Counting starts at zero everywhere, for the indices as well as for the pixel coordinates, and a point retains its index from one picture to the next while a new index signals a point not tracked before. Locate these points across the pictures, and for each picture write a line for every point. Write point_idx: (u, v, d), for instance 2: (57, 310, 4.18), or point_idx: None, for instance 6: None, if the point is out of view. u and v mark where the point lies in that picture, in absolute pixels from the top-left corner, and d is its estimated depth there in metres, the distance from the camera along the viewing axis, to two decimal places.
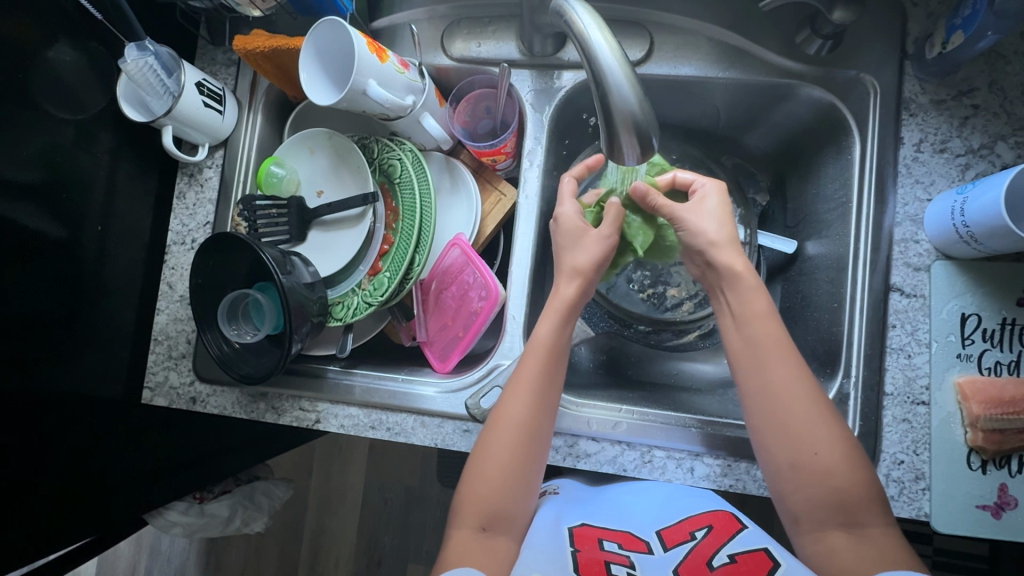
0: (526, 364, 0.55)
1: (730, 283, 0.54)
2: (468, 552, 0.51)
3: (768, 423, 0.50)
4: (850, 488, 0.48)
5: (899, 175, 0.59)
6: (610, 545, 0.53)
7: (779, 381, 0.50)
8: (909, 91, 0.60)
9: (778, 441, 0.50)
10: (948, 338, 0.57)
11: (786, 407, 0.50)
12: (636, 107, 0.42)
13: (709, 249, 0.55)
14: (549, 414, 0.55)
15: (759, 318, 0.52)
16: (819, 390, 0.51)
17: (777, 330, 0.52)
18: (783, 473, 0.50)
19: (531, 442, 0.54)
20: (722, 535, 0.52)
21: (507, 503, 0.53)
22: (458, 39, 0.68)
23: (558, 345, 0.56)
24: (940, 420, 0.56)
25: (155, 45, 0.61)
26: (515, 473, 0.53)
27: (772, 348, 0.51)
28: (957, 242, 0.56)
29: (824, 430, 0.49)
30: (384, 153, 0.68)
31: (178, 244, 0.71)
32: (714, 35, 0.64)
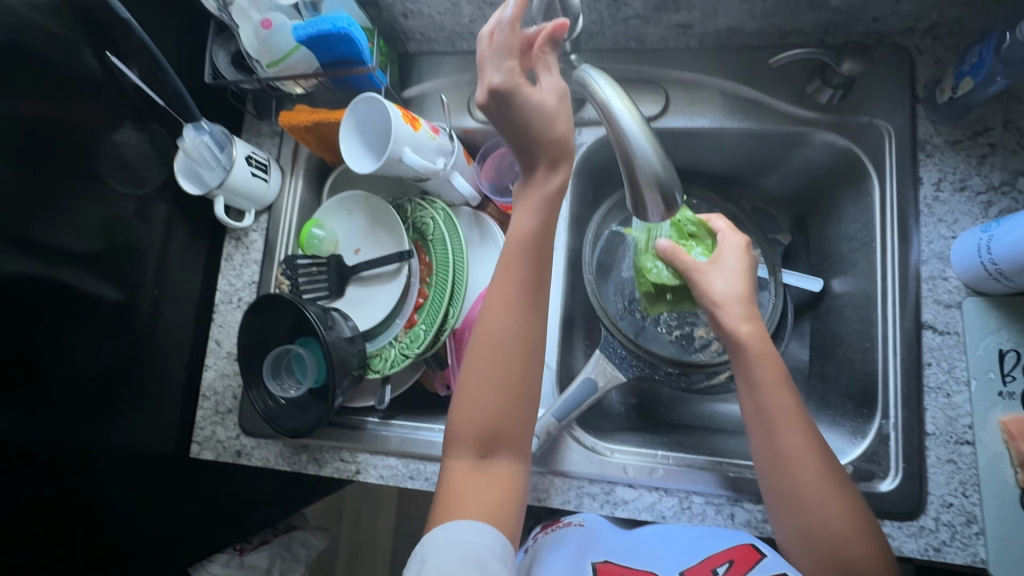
0: (507, 257, 0.54)
1: (737, 350, 0.55)
2: (466, 482, 0.50)
3: (777, 488, 0.50)
4: (861, 563, 0.47)
5: (921, 214, 0.60)
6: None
7: (789, 438, 0.50)
8: (923, 133, 0.62)
9: (787, 508, 0.50)
10: (987, 376, 0.57)
11: (797, 476, 0.49)
12: (659, 167, 0.45)
13: (716, 307, 0.57)
14: (537, 307, 0.54)
15: (771, 384, 0.52)
16: (834, 460, 0.51)
17: (791, 401, 0.52)
18: (795, 541, 0.50)
19: (525, 349, 0.53)
20: (741, 570, 0.50)
21: (505, 404, 0.52)
22: None
23: (542, 241, 0.54)
24: (986, 460, 0.55)
25: (210, 124, 0.67)
26: (507, 400, 0.52)
27: (781, 408, 0.51)
28: (987, 279, 0.56)
29: (835, 503, 0.49)
30: (417, 212, 0.71)
31: (226, 303, 0.76)
32: (726, 88, 0.67)
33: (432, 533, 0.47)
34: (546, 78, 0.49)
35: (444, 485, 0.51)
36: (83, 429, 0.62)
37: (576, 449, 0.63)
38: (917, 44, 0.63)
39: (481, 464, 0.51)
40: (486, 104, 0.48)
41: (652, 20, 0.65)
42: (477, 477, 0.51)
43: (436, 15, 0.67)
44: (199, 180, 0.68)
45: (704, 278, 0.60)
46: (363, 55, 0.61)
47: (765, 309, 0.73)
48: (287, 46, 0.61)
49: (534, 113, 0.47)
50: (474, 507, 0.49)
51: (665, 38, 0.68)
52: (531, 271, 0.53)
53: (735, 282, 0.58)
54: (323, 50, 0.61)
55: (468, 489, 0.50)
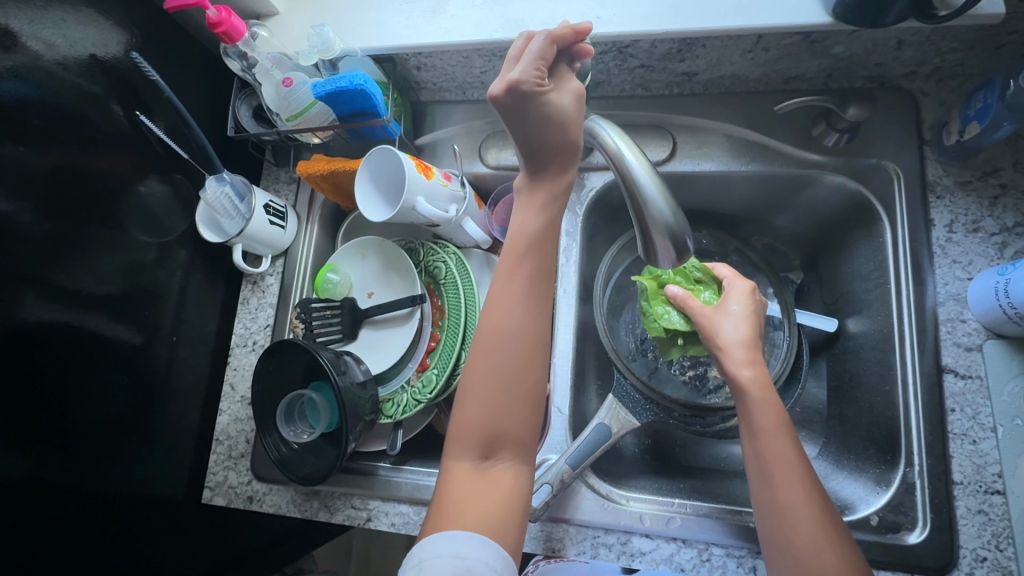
0: (513, 246, 0.53)
1: (740, 396, 0.53)
2: (463, 484, 0.47)
3: (775, 541, 0.47)
4: None
5: (934, 255, 0.60)
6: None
7: (785, 482, 0.48)
8: (932, 174, 0.62)
9: (779, 560, 0.47)
10: (1014, 422, 0.55)
11: (793, 529, 0.46)
12: (670, 216, 0.45)
13: (721, 352, 0.56)
14: (542, 310, 0.52)
15: (777, 429, 0.50)
16: (836, 519, 0.47)
17: (790, 449, 0.49)
18: None
19: (532, 345, 0.51)
20: None
21: (511, 397, 0.49)
22: (494, 148, 0.75)
23: (547, 237, 0.53)
24: (1019, 511, 0.53)
25: (231, 175, 0.69)
26: (509, 396, 0.49)
27: (778, 447, 0.49)
28: (1007, 322, 0.55)
29: (832, 558, 0.44)
30: (429, 256, 0.73)
31: (241, 346, 0.77)
32: (732, 132, 0.68)
33: (430, 538, 0.43)
34: (565, 81, 0.49)
35: (441, 490, 0.48)
36: (96, 477, 0.62)
37: (591, 496, 0.62)
38: (921, 88, 0.64)
39: (482, 466, 0.48)
40: (501, 99, 0.45)
41: (658, 69, 0.67)
42: (477, 481, 0.47)
43: (448, 68, 0.69)
44: (219, 228, 0.70)
45: (711, 322, 0.59)
46: (378, 108, 0.63)
47: (780, 349, 0.72)
48: (306, 100, 0.63)
49: (554, 116, 0.47)
50: (472, 509, 0.45)
51: (670, 85, 0.69)
52: (538, 257, 0.53)
53: (741, 327, 0.57)
54: (341, 104, 0.63)
55: (467, 493, 0.46)
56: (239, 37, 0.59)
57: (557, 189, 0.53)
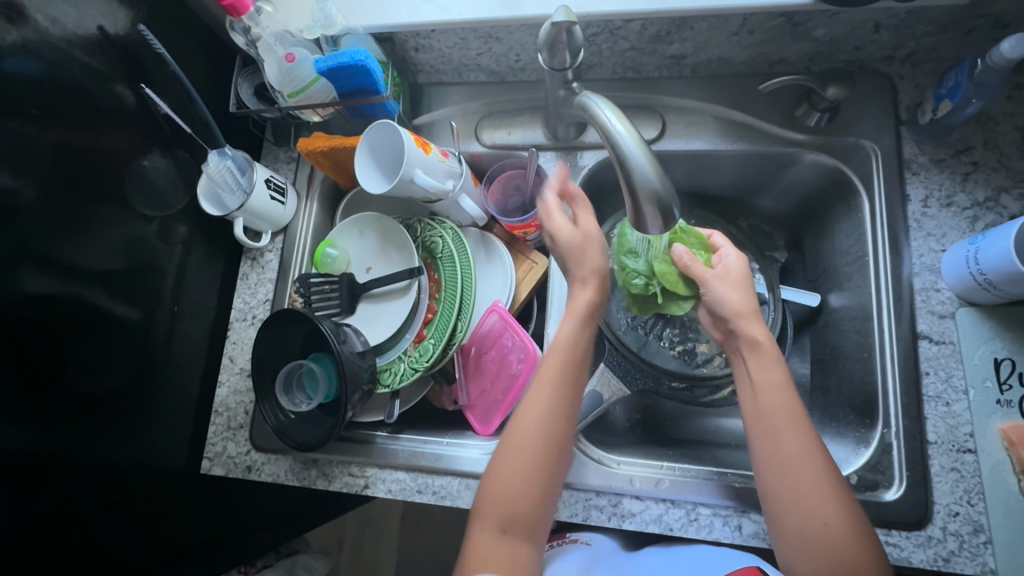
0: (548, 365, 0.59)
1: (753, 351, 0.57)
2: (487, 542, 0.51)
3: (777, 486, 0.51)
4: (855, 552, 0.48)
5: (910, 229, 0.63)
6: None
7: (790, 437, 0.52)
8: (908, 152, 0.65)
9: (785, 509, 0.51)
10: (985, 385, 0.58)
11: (795, 476, 0.51)
12: (657, 183, 0.47)
13: (734, 318, 0.60)
14: (567, 419, 0.57)
15: (778, 386, 0.55)
16: (827, 456, 0.52)
17: (791, 401, 0.54)
18: (791, 539, 0.50)
19: (577, 366, 0.59)
20: None
21: (532, 508, 0.53)
22: (490, 128, 0.77)
23: (578, 356, 0.60)
24: (989, 468, 0.56)
25: (232, 150, 0.70)
26: (559, 416, 0.56)
27: (783, 407, 0.53)
28: (978, 290, 0.58)
29: (826, 492, 0.50)
30: (426, 231, 0.74)
31: (241, 320, 0.78)
32: (720, 113, 0.71)
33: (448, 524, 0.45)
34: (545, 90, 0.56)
35: (466, 553, 0.52)
36: (95, 445, 0.63)
37: (583, 461, 0.64)
38: (898, 71, 0.67)
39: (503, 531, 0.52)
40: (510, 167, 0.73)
41: (647, 51, 0.69)
42: (501, 551, 0.51)
43: (446, 49, 0.71)
44: (220, 202, 0.71)
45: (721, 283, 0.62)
46: (378, 85, 0.65)
47: (765, 324, 0.75)
48: (308, 76, 0.65)
49: None
50: (519, 503, 0.53)
51: (660, 67, 0.72)
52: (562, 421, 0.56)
53: (745, 293, 0.61)
54: (342, 80, 0.65)
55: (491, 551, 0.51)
56: (244, 10, 0.61)
57: (579, 314, 0.62)
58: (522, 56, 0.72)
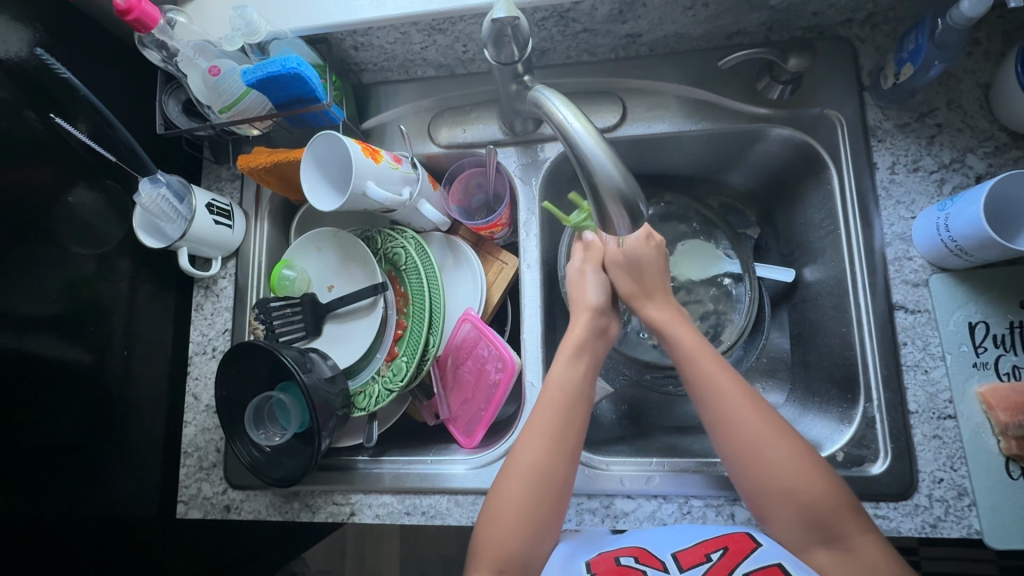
0: (542, 406, 0.57)
1: (659, 329, 0.62)
2: None
3: (726, 440, 0.53)
4: (816, 497, 0.49)
5: (880, 198, 0.62)
6: (627, 560, 0.51)
7: (738, 404, 0.53)
8: (873, 119, 0.64)
9: (745, 465, 0.51)
10: (961, 349, 0.58)
11: (737, 427, 0.52)
12: (622, 181, 0.44)
13: (635, 301, 0.64)
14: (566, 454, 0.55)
15: (701, 351, 0.58)
16: (768, 406, 0.54)
17: (716, 361, 0.57)
18: (756, 492, 0.51)
19: (576, 400, 0.57)
20: (738, 556, 0.50)
21: (526, 548, 0.52)
22: (444, 127, 0.73)
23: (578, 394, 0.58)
24: (970, 432, 0.56)
25: (166, 176, 0.65)
26: (551, 459, 0.54)
27: (720, 378, 0.55)
28: (950, 256, 0.57)
29: (777, 445, 0.51)
30: (388, 242, 0.71)
31: (201, 354, 0.74)
32: (680, 92, 0.68)
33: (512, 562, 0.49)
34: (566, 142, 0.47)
35: None
36: (58, 508, 0.58)
37: None
38: (858, 34, 0.65)
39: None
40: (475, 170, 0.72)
41: (601, 33, 0.66)
42: None
43: (387, 45, 0.66)
44: (159, 232, 0.66)
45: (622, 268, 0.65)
46: (317, 92, 0.60)
47: (742, 304, 0.74)
48: (239, 89, 0.60)
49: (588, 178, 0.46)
50: (513, 544, 0.51)
51: (616, 48, 0.69)
52: (559, 457, 0.54)
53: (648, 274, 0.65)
54: (276, 91, 0.60)
55: None
56: (153, 24, 0.55)
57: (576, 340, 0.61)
58: (469, 47, 0.67)
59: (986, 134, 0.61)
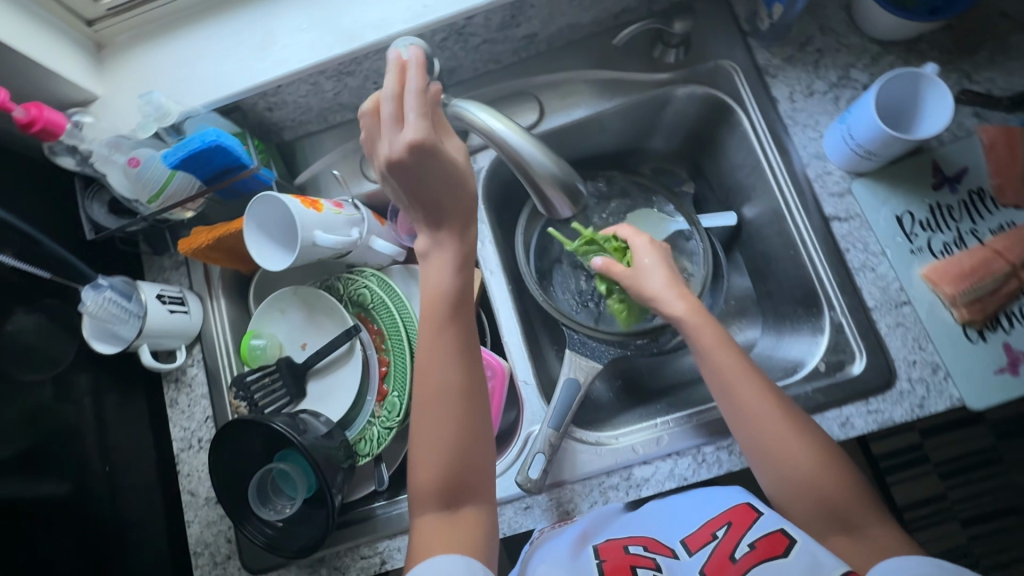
0: (429, 327, 0.54)
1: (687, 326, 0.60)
2: (434, 532, 0.50)
3: (752, 446, 0.54)
4: (838, 492, 0.51)
5: (788, 126, 0.67)
6: (636, 549, 0.53)
7: (758, 409, 0.54)
8: (761, 59, 0.69)
9: (768, 465, 0.53)
10: (897, 241, 0.63)
11: (763, 430, 0.53)
12: (553, 167, 0.49)
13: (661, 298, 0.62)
14: (476, 359, 0.54)
15: (721, 352, 0.57)
16: (790, 405, 0.55)
17: (739, 361, 0.56)
18: (783, 491, 0.53)
19: (462, 312, 0.55)
20: (741, 528, 0.51)
21: (466, 470, 0.52)
22: (375, 162, 0.74)
23: (462, 290, 0.55)
24: (925, 312, 0.61)
25: (107, 278, 0.62)
26: (468, 440, 0.52)
27: (741, 385, 0.55)
28: (861, 160, 0.62)
29: (800, 444, 0.52)
30: (350, 286, 0.71)
31: (186, 449, 0.70)
32: (587, 77, 0.72)
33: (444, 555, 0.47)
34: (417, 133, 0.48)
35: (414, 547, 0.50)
36: None
37: (584, 449, 0.63)
38: None
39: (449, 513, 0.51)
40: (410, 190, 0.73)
41: (500, 40, 0.69)
42: (446, 530, 0.50)
43: (301, 99, 0.68)
44: (114, 336, 0.64)
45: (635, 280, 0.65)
46: (242, 159, 0.61)
47: (697, 255, 0.78)
48: (162, 174, 0.59)
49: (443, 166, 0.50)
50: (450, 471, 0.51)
51: (518, 52, 0.72)
52: (472, 376, 0.54)
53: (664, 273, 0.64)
54: (202, 167, 0.60)
55: (440, 540, 0.49)
56: (60, 130, 0.56)
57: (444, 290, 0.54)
58: (380, 82, 0.69)
59: (860, 48, 0.67)
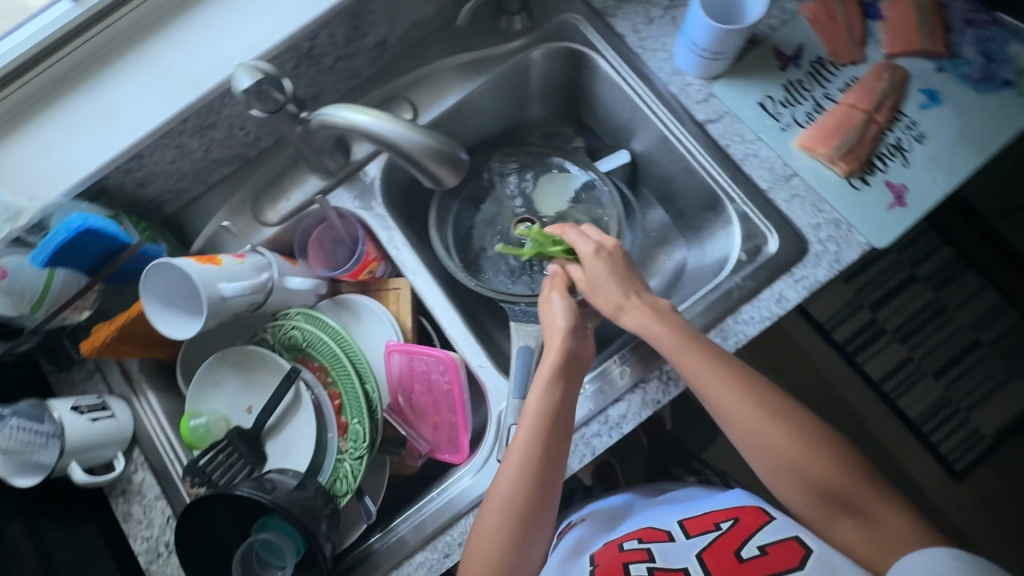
0: (519, 439, 0.56)
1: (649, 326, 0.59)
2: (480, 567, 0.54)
3: (744, 439, 0.57)
4: (833, 479, 0.55)
5: (641, 56, 0.72)
6: (631, 543, 0.59)
7: (733, 404, 0.57)
8: (598, 4, 0.73)
9: (760, 455, 0.57)
10: (767, 124, 0.67)
11: (747, 420, 0.57)
12: (424, 138, 0.51)
13: (619, 311, 0.61)
14: (551, 400, 0.57)
15: (685, 349, 0.57)
16: (771, 394, 0.58)
17: (713, 357, 0.57)
18: (778, 480, 0.56)
19: (556, 428, 0.56)
20: (750, 527, 0.56)
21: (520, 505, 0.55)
22: (268, 206, 0.72)
23: (560, 416, 0.57)
24: (811, 177, 0.65)
25: (10, 407, 0.58)
26: (521, 479, 0.55)
27: (716, 385, 0.57)
28: (711, 63, 0.67)
29: (791, 436, 0.56)
30: (279, 332, 0.68)
31: (154, 560, 0.63)
32: (447, 66, 0.74)
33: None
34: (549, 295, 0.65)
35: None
36: None
37: None
38: None
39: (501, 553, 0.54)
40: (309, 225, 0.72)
41: (353, 54, 0.70)
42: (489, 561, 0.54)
43: (170, 164, 0.65)
44: (34, 464, 0.59)
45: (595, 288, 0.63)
46: (121, 237, 0.58)
47: (606, 199, 0.80)
48: (39, 278, 0.57)
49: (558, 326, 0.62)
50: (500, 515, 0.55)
51: (375, 61, 0.73)
52: (533, 423, 0.56)
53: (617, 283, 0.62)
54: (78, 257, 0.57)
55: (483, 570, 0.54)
56: None
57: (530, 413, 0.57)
58: (248, 126, 0.68)
59: None
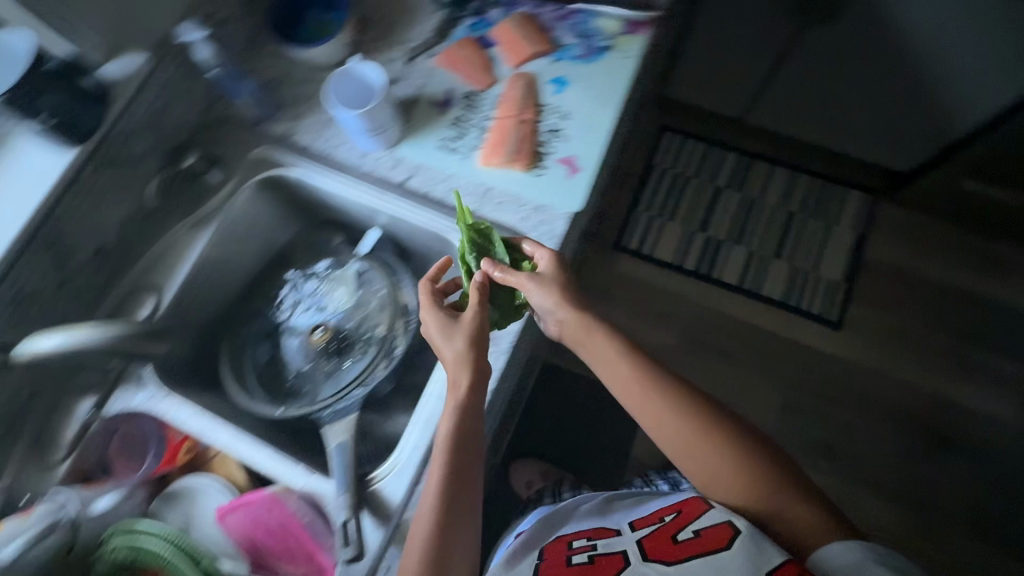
0: (433, 469, 0.58)
1: (578, 342, 0.67)
2: None
3: (673, 439, 0.63)
4: (755, 483, 0.61)
5: (330, 154, 0.81)
6: (579, 541, 0.67)
7: (666, 418, 0.63)
8: (276, 131, 0.82)
9: (690, 461, 0.63)
10: (451, 159, 0.77)
11: (670, 424, 0.63)
12: (114, 327, 0.62)
13: (562, 320, 0.66)
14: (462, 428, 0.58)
15: (614, 364, 0.65)
16: (699, 400, 0.64)
17: (634, 372, 0.65)
18: (701, 475, 0.63)
19: (467, 453, 0.58)
20: (687, 517, 0.62)
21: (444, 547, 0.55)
22: (52, 447, 0.72)
23: (470, 441, 0.58)
24: (503, 183, 0.76)
25: None
26: (443, 521, 0.55)
27: (647, 397, 0.64)
28: (382, 137, 0.76)
29: (711, 442, 0.62)
30: (102, 558, 0.64)
31: None
32: (172, 241, 0.80)
33: None
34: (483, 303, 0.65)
35: None
36: None
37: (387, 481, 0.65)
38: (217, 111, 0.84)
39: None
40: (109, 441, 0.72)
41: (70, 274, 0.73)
42: None
43: None
44: None
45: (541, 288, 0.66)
46: None
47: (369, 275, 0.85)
48: None
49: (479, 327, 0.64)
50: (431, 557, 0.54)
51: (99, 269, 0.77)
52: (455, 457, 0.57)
53: (551, 291, 0.65)
54: None
55: None
56: None
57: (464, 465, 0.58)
58: None
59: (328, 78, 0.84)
